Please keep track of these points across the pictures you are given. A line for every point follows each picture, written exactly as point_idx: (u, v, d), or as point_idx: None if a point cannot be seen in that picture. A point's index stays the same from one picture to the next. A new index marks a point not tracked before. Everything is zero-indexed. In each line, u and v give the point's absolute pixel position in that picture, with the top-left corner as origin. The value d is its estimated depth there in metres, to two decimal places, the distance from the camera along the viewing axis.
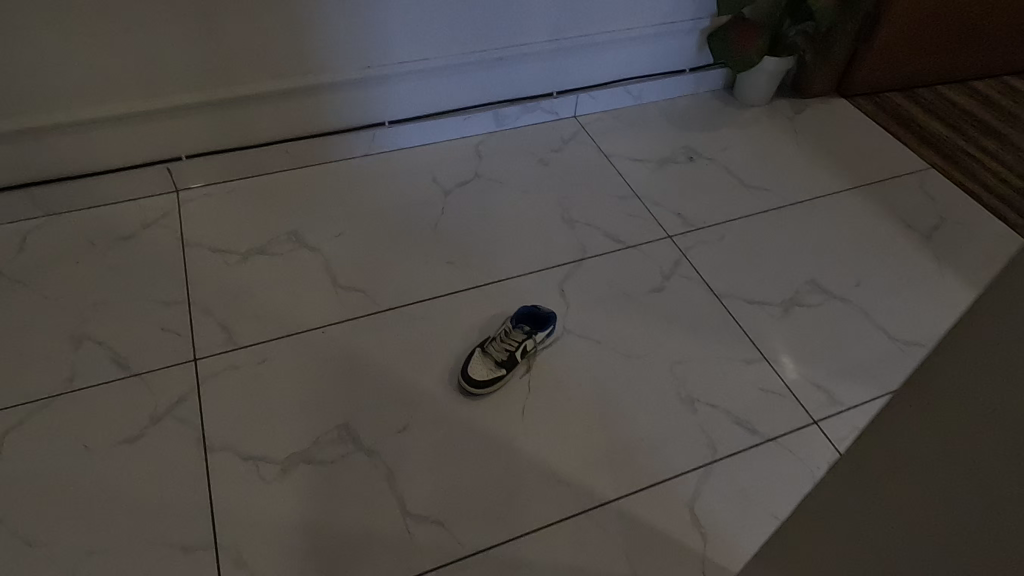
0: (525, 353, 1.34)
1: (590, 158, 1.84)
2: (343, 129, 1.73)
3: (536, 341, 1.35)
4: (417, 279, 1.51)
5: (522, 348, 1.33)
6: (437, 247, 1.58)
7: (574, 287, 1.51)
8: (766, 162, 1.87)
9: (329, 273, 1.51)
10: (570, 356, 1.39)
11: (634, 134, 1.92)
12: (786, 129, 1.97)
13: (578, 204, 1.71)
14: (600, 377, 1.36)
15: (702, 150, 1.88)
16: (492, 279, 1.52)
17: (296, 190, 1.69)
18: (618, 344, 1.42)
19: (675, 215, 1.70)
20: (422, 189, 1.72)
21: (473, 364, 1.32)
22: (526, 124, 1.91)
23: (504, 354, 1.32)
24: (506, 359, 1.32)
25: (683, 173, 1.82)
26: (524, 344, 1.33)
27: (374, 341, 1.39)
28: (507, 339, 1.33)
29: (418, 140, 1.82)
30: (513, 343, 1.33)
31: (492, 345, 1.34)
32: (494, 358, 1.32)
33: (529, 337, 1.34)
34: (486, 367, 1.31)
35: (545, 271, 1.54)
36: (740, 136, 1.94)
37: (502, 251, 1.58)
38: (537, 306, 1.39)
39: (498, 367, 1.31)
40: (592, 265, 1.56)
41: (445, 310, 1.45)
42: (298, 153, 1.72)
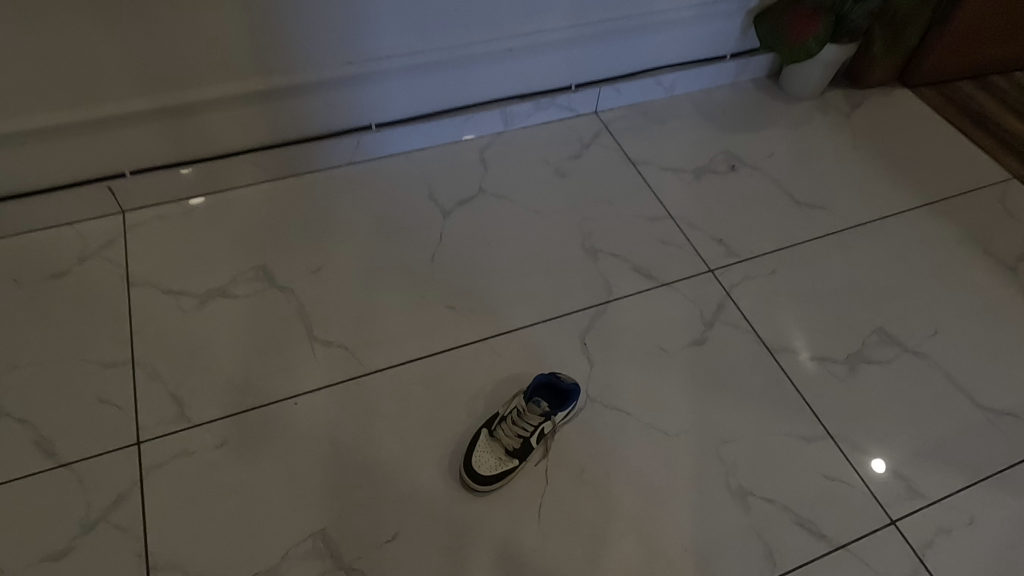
0: (543, 436, 1.10)
1: (614, 167, 1.56)
2: (322, 134, 1.45)
3: (556, 422, 1.10)
4: (411, 331, 1.26)
5: (540, 431, 1.09)
6: (435, 287, 1.33)
7: (599, 339, 1.26)
8: (821, 172, 1.59)
9: (304, 323, 1.26)
10: (595, 434, 1.15)
11: (666, 135, 1.63)
12: (842, 129, 1.68)
13: (602, 228, 1.44)
14: (633, 463, 1.12)
15: (746, 157, 1.60)
16: (499, 329, 1.27)
17: (267, 211, 1.42)
18: (653, 417, 1.17)
19: (717, 242, 1.43)
20: (417, 209, 1.45)
21: (479, 453, 1.08)
22: (538, 123, 1.62)
23: (519, 439, 1.08)
24: (520, 446, 1.08)
25: (725, 186, 1.54)
26: (543, 427, 1.09)
27: (358, 416, 1.15)
28: (523, 422, 1.08)
29: (411, 145, 1.54)
30: (529, 428, 1.08)
31: (503, 427, 1.09)
32: (506, 445, 1.08)
33: (548, 418, 1.09)
34: (495, 457, 1.08)
35: (563, 318, 1.29)
36: (790, 138, 1.65)
37: (511, 293, 1.33)
38: (557, 375, 1.12)
39: (511, 457, 1.08)
40: (620, 309, 1.31)
41: (443, 373, 1.21)
42: (269, 165, 1.44)
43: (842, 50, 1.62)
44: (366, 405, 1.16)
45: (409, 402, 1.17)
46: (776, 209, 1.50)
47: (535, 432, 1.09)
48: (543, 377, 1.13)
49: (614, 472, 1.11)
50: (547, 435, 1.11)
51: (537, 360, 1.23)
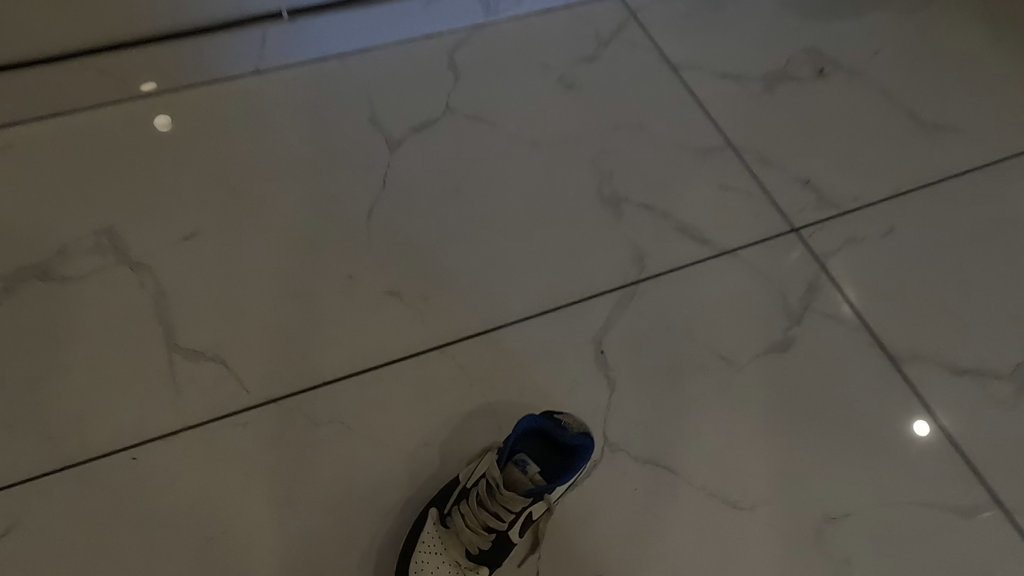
0: (529, 523, 0.67)
1: (646, 73, 1.06)
2: (208, 22, 0.95)
3: (552, 502, 0.67)
4: (329, 334, 0.81)
5: (523, 519, 0.66)
6: (371, 261, 0.87)
7: (621, 346, 0.82)
8: (951, 75, 1.07)
9: (165, 322, 0.81)
10: (616, 511, 0.72)
11: (720, 25, 1.12)
12: (976, 12, 1.15)
13: (628, 166, 0.96)
14: (679, 561, 0.71)
15: (838, 57, 1.09)
16: (468, 331, 0.82)
17: (125, 145, 0.95)
18: (710, 478, 0.74)
19: (803, 185, 0.95)
20: (353, 140, 0.98)
21: (423, 560, 0.67)
22: (534, 10, 1.11)
23: (488, 535, 0.66)
24: (492, 544, 0.67)
25: (810, 101, 1.04)
26: (528, 512, 0.66)
27: (239, 480, 0.73)
28: (493, 509, 0.66)
29: (347, 44, 1.05)
30: (506, 516, 0.65)
31: (461, 514, 0.67)
32: (468, 544, 0.67)
33: (538, 499, 0.65)
34: (451, 564, 0.67)
35: (566, 310, 0.84)
36: (901, 26, 1.13)
37: (490, 271, 0.87)
38: (555, 422, 0.68)
39: (477, 561, 0.68)
40: (658, 295, 0.85)
41: (375, 405, 0.77)
42: (126, 74, 0.96)
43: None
44: (253, 463, 0.74)
45: (321, 456, 0.74)
46: (889, 132, 1.01)
47: (515, 522, 0.66)
48: (529, 425, 0.67)
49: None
50: (538, 518, 0.68)
51: (522, 381, 0.79)
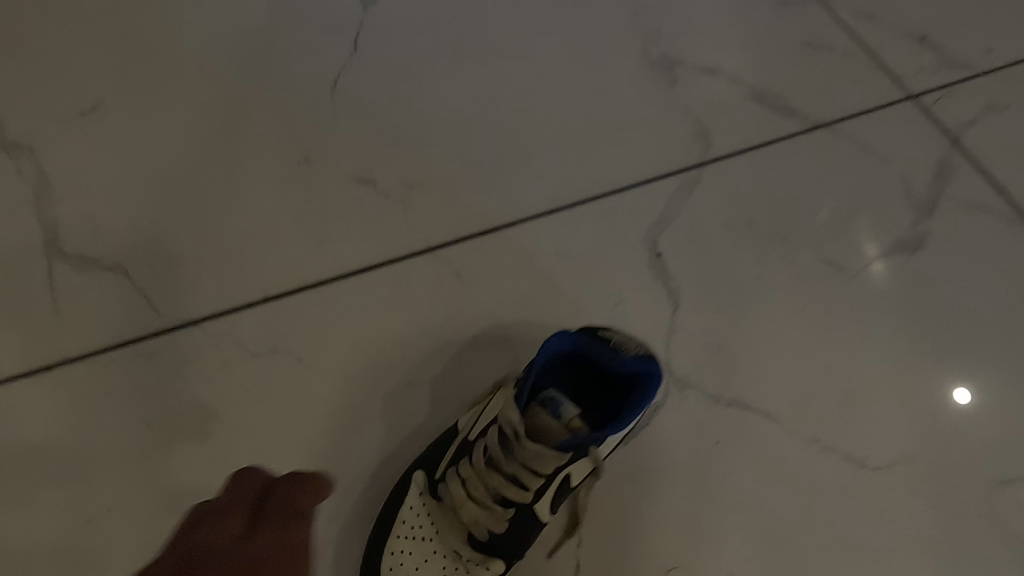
0: (566, 492, 0.45)
1: None
2: None
3: (601, 459, 0.44)
4: (277, 235, 0.58)
5: (558, 485, 0.44)
6: (336, 140, 0.63)
7: (685, 246, 0.58)
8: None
9: (46, 221, 0.58)
10: (689, 472, 0.49)
11: None
12: None
13: (686, 11, 0.71)
14: (785, 543, 0.48)
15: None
16: (470, 229, 0.59)
17: None
18: (823, 423, 0.51)
19: (919, 41, 0.70)
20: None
21: (403, 552, 0.45)
22: None
23: (503, 511, 0.44)
24: (509, 525, 0.45)
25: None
26: (564, 476, 0.44)
27: (144, 438, 0.51)
28: (510, 472, 0.43)
29: None
30: (530, 482, 0.43)
31: (460, 481, 0.45)
32: (472, 526, 0.45)
33: (581, 455, 0.42)
34: (446, 557, 0.46)
35: (606, 201, 0.60)
36: None
37: (499, 148, 0.63)
38: (600, 341, 0.45)
39: (486, 551, 0.45)
40: (733, 179, 0.61)
41: (339, 330, 0.55)
42: None
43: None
44: (167, 412, 0.52)
45: (263, 399, 0.52)
46: None
47: (545, 491, 0.44)
48: (560, 348, 0.44)
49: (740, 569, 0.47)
50: (580, 484, 0.45)
51: (545, 295, 0.56)
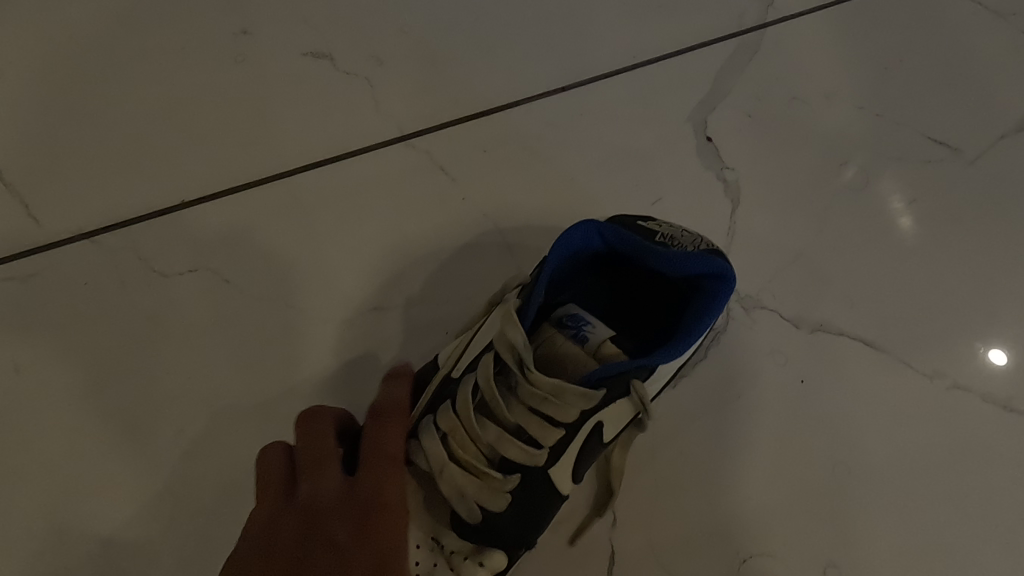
0: (594, 452, 0.32)
1: None
2: None
3: (649, 405, 0.32)
4: (203, 124, 0.44)
5: (587, 436, 0.31)
6: (281, 0, 0.47)
7: (744, 128, 0.44)
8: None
9: None
10: (765, 422, 0.35)
11: None
12: None
13: None
14: (907, 515, 0.34)
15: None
16: (459, 113, 0.45)
17: None
18: (950, 351, 0.37)
19: None
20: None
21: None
22: None
23: (503, 479, 0.30)
24: (512, 497, 0.31)
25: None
26: (596, 422, 0.31)
27: (20, 391, 0.38)
28: (515, 420, 0.31)
29: None
30: (546, 436, 0.31)
31: (437, 439, 0.30)
32: (454, 501, 0.30)
33: (617, 395, 0.31)
34: (418, 548, 0.30)
35: (636, 74, 0.46)
36: None
37: (497, 9, 0.48)
38: (634, 235, 0.33)
39: (478, 537, 0.31)
40: (806, 42, 0.46)
41: (287, 242, 0.41)
42: None
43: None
44: (58, 351, 0.38)
45: (186, 332, 0.39)
46: None
47: (570, 445, 0.31)
48: (585, 251, 0.33)
49: (843, 554, 0.34)
50: (618, 444, 0.33)
51: (558, 196, 0.43)
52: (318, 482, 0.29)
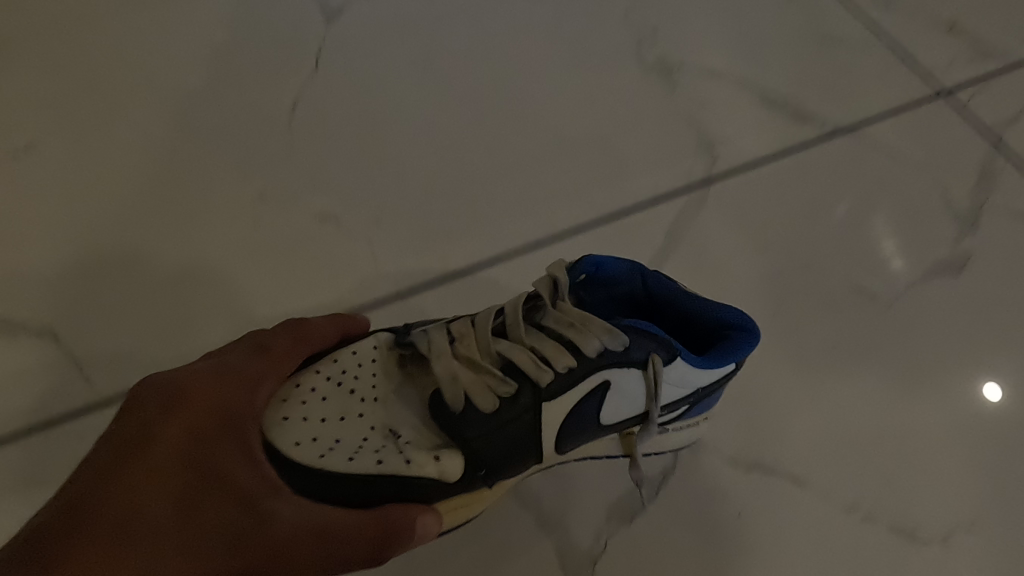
0: (593, 414, 0.38)
1: None
2: None
3: (661, 379, 0.38)
4: (226, 284, 0.51)
5: (591, 385, 0.37)
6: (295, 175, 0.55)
7: (689, 277, 0.51)
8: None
9: None
10: (704, 548, 0.42)
11: None
12: None
13: (686, 19, 0.63)
14: None
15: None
16: (445, 270, 0.52)
17: None
18: (862, 484, 0.44)
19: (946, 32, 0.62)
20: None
21: (315, 393, 0.35)
22: None
23: (502, 380, 0.35)
24: (494, 407, 0.35)
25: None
26: (603, 377, 0.37)
27: None
28: (530, 342, 0.36)
29: None
30: (556, 359, 0.36)
31: (457, 338, 0.36)
32: (446, 385, 0.34)
33: (637, 358, 0.37)
34: (373, 430, 0.34)
35: (598, 228, 0.53)
36: None
37: (480, 178, 0.56)
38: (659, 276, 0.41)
39: (446, 435, 0.35)
40: (745, 199, 0.54)
41: None
42: None
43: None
44: None
45: None
46: None
47: (570, 378, 0.36)
48: (620, 287, 0.40)
49: None
50: (626, 426, 0.40)
51: None
52: (194, 389, 0.32)
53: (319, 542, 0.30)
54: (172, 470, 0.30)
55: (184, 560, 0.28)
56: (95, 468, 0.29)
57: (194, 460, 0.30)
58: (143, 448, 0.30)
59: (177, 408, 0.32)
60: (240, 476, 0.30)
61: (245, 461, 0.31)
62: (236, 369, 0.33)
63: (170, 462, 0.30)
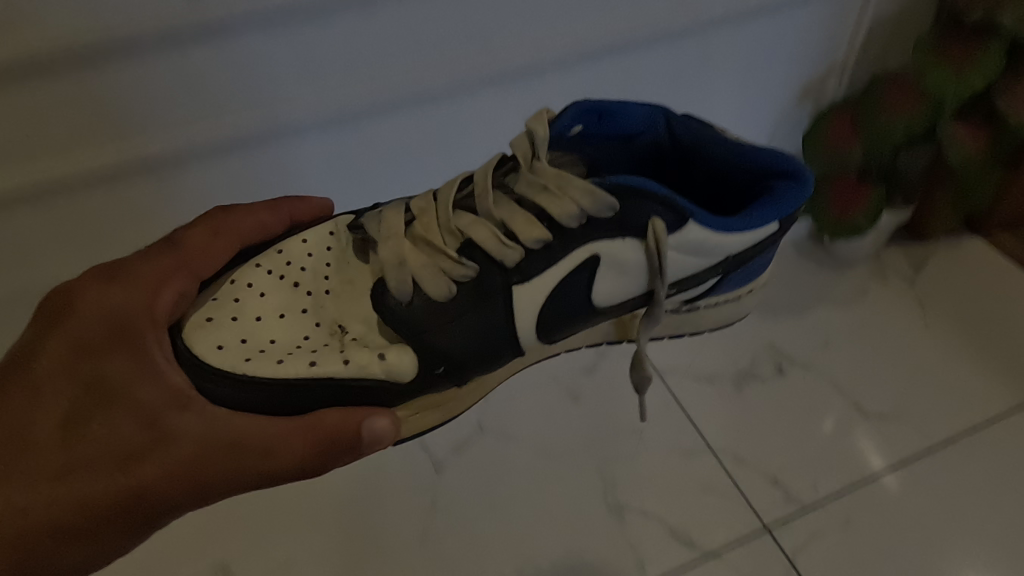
0: (583, 294, 0.53)
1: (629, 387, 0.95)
2: None
3: (663, 246, 0.50)
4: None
5: (575, 266, 0.51)
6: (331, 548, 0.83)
7: None
8: (923, 301, 0.98)
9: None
10: None
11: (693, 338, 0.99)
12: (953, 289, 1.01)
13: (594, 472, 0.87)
14: None
15: (818, 305, 1.00)
16: None
17: None
18: None
19: (770, 483, 0.84)
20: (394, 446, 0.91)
21: (251, 290, 0.50)
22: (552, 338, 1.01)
23: (451, 265, 0.49)
24: (452, 295, 0.49)
25: (790, 385, 0.92)
26: (591, 254, 0.50)
27: None
28: (499, 216, 0.50)
29: None
30: (525, 233, 0.49)
31: (415, 221, 0.51)
32: (392, 274, 0.48)
33: (623, 228, 0.50)
34: (320, 327, 0.50)
35: None
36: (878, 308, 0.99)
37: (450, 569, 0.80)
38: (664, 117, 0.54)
39: (401, 331, 0.48)
40: None
41: None
42: None
43: (979, 142, 0.92)
44: None
45: None
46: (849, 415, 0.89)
47: (545, 257, 0.50)
48: (645, 137, 0.55)
49: None
50: (634, 307, 0.56)
51: None
52: (102, 289, 0.51)
53: (186, 451, 0.46)
54: (72, 387, 0.48)
55: (78, 452, 0.47)
56: (23, 386, 0.49)
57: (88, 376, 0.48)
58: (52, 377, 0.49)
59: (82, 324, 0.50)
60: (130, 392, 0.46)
61: (134, 364, 0.46)
62: (138, 293, 0.49)
63: (65, 379, 0.49)
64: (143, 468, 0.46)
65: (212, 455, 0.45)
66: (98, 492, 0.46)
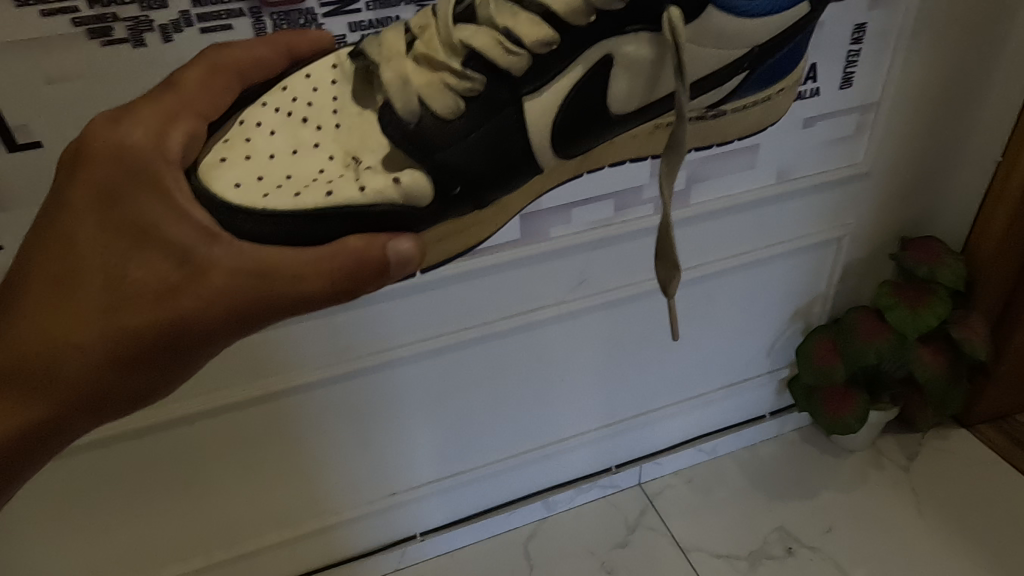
0: (605, 116, 0.43)
1: (656, 559, 1.00)
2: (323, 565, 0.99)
3: (680, 37, 0.38)
4: None
5: (587, 78, 0.41)
6: None
7: None
8: (918, 489, 1.06)
9: None
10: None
11: (713, 516, 1.05)
12: (950, 479, 1.08)
13: None
14: None
15: (824, 491, 1.07)
16: None
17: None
18: None
19: None
20: None
21: (264, 129, 0.39)
22: (584, 508, 1.08)
23: (454, 82, 0.38)
24: (460, 112, 0.38)
25: (803, 567, 0.97)
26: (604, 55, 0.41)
27: None
28: (502, 22, 0.38)
29: (473, 536, 1.04)
30: (528, 35, 0.38)
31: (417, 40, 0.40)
32: (393, 92, 0.38)
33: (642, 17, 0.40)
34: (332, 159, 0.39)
35: None
36: (877, 494, 1.06)
37: None
38: None
39: (413, 154, 0.38)
40: None
41: None
42: None
43: (941, 362, 1.04)
44: None
45: None
46: None
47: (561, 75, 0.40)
48: None
49: None
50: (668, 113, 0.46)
51: None
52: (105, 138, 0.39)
53: (221, 281, 0.36)
54: (76, 240, 0.38)
55: (92, 310, 0.37)
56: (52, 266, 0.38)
57: (97, 219, 0.38)
58: (55, 224, 0.38)
59: (82, 168, 0.38)
60: (156, 226, 0.36)
61: (156, 198, 0.37)
62: (143, 124, 0.39)
63: (91, 230, 0.37)
64: (179, 300, 0.37)
65: (246, 289, 0.36)
66: (124, 327, 0.37)
